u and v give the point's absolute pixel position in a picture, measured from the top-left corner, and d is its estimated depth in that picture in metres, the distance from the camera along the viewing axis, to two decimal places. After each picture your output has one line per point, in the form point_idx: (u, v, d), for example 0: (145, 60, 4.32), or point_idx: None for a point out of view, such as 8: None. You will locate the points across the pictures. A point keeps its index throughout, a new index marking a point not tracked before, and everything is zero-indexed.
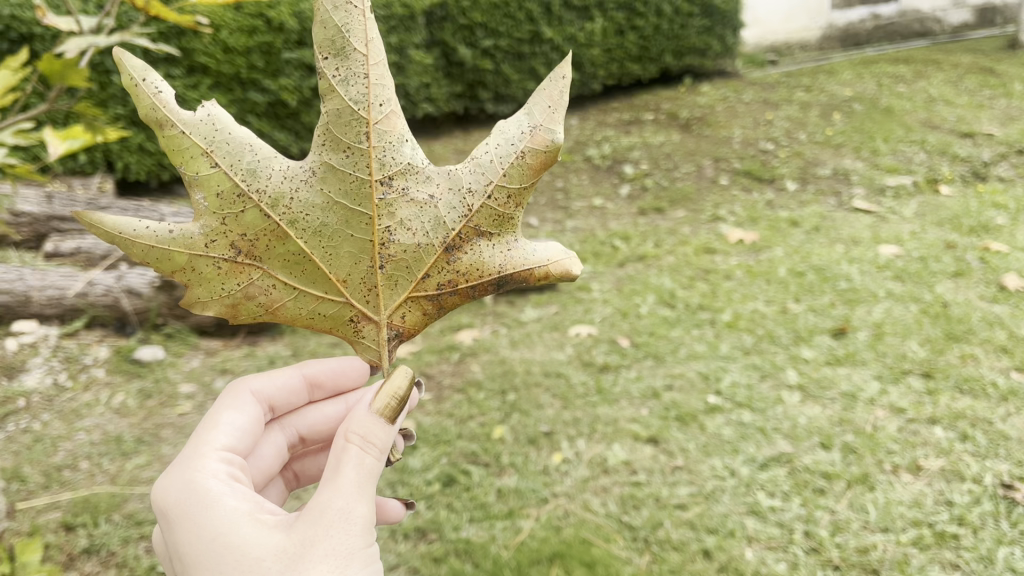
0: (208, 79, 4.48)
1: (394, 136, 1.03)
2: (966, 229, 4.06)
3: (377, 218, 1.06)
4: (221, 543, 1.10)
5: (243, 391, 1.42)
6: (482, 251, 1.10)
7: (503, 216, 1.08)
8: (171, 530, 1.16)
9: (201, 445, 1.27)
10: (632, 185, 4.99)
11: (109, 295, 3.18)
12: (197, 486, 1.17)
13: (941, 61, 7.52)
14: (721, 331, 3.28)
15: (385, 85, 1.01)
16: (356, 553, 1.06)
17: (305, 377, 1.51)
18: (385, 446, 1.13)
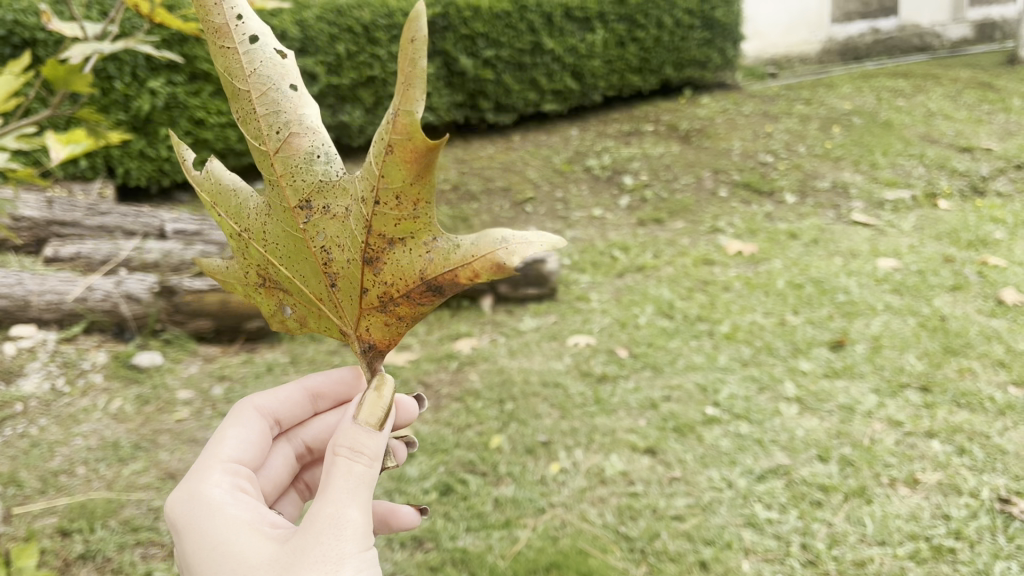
0: (210, 86, 4.51)
1: (299, 156, 0.95)
2: (964, 243, 4.08)
3: (311, 240, 0.99)
4: (222, 552, 1.12)
5: (248, 406, 1.43)
6: (401, 254, 0.96)
7: (402, 219, 0.92)
8: (178, 542, 1.19)
9: (208, 459, 1.30)
10: (631, 196, 5.00)
11: (108, 300, 3.19)
12: (202, 499, 1.20)
13: (940, 76, 7.55)
14: (720, 342, 3.28)
15: (278, 109, 0.95)
16: (349, 557, 1.05)
17: (307, 390, 1.51)
18: (379, 453, 1.08)
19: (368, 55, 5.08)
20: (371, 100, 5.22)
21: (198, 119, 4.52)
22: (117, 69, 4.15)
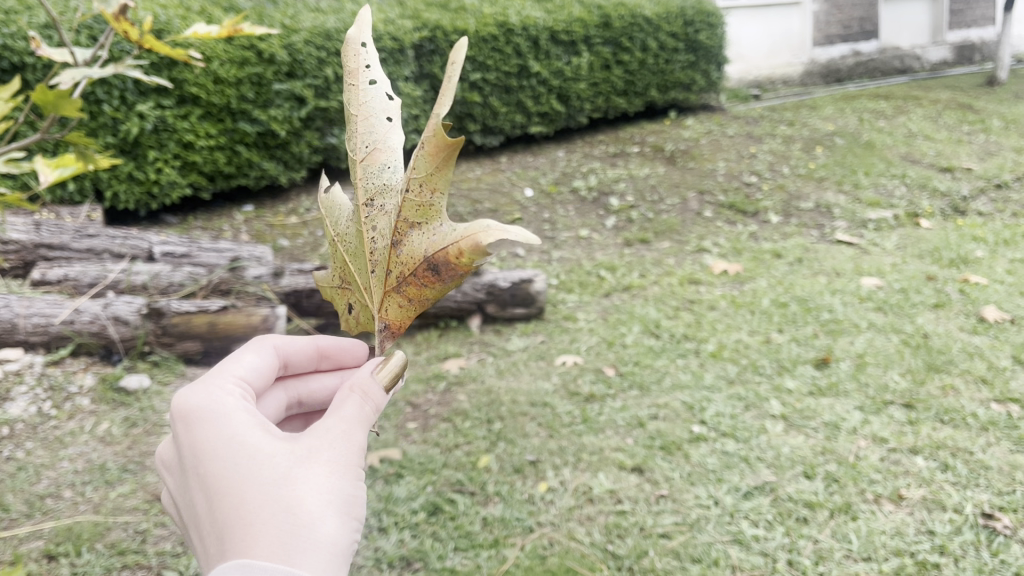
0: (198, 110, 4.52)
1: (376, 165, 1.04)
2: (946, 262, 4.13)
3: (365, 231, 1.07)
4: (234, 441, 0.97)
5: (265, 342, 1.23)
6: (414, 242, 1.03)
7: (424, 206, 1.01)
8: (184, 433, 0.99)
9: (215, 371, 1.09)
10: (617, 216, 5.04)
11: (96, 322, 3.19)
12: (209, 390, 1.04)
13: (921, 97, 7.65)
14: (706, 361, 3.31)
15: (372, 130, 1.03)
16: (338, 459, 0.98)
17: (317, 345, 1.31)
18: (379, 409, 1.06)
19: None
20: None
21: (186, 142, 4.53)
22: (105, 93, 4.17)
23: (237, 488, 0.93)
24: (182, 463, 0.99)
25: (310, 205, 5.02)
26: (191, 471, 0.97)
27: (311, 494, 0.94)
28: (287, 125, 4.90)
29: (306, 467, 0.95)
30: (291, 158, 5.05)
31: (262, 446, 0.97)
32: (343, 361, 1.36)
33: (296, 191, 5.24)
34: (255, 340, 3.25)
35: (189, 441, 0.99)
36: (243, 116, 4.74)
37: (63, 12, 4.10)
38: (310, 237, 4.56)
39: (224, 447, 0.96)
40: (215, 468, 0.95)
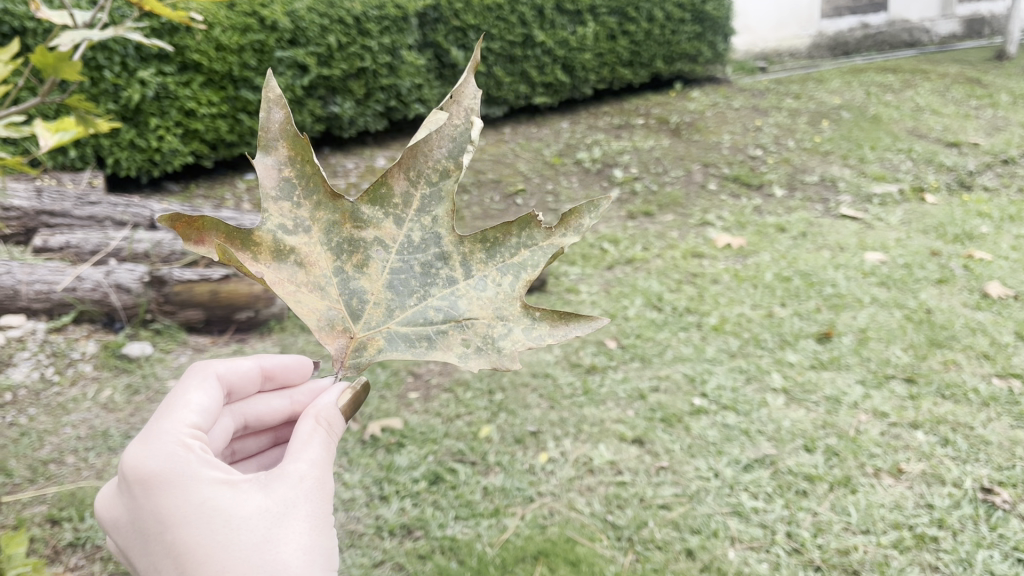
0: (200, 77, 4.48)
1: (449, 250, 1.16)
2: (951, 237, 4.12)
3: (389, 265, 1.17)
4: (210, 506, 1.07)
5: (211, 371, 1.28)
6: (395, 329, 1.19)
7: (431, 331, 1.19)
8: (150, 496, 1.07)
9: (167, 421, 1.15)
10: (621, 188, 5.01)
11: (99, 290, 3.18)
12: (166, 448, 1.10)
13: (929, 71, 7.58)
14: (708, 334, 3.31)
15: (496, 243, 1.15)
16: (313, 508, 1.11)
17: (261, 369, 1.40)
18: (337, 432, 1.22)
19: (359, 47, 5.07)
20: (362, 92, 5.20)
21: (188, 109, 4.50)
22: (106, 59, 4.12)
23: (219, 556, 1.04)
24: (147, 528, 1.08)
25: None
26: (162, 536, 1.07)
27: (300, 548, 1.07)
28: (289, 93, 4.86)
29: (285, 527, 1.07)
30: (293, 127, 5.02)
31: (237, 509, 1.07)
32: (290, 379, 1.47)
33: None
34: (257, 308, 3.29)
35: (155, 506, 1.07)
36: (244, 83, 4.70)
37: None
38: None
39: (197, 514, 1.06)
40: (191, 537, 1.05)
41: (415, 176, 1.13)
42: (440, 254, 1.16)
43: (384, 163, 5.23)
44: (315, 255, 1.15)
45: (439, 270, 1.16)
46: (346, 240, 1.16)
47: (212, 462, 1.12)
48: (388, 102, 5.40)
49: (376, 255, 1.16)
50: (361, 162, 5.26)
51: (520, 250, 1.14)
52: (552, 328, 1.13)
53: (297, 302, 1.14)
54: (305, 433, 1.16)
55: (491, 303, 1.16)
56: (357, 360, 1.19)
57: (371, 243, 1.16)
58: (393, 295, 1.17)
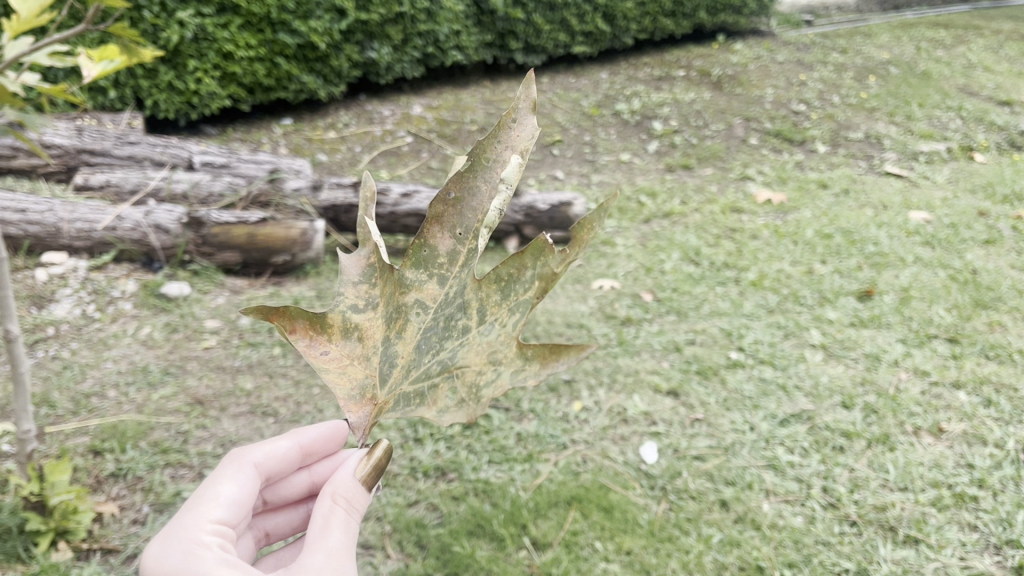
0: (238, 19, 4.43)
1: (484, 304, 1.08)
2: (1000, 197, 4.01)
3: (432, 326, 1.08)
4: None
5: (245, 461, 1.27)
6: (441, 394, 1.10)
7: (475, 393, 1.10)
8: None
9: (189, 521, 1.15)
10: (660, 141, 4.93)
11: (138, 230, 3.20)
12: (183, 546, 1.10)
13: (982, 27, 7.33)
14: (746, 289, 3.26)
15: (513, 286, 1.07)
16: None
17: (300, 446, 1.36)
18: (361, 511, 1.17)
19: None
20: (399, 37, 5.13)
21: (226, 52, 4.46)
22: None
23: None
24: None
25: (348, 121, 4.96)
26: None
27: None
28: (327, 37, 4.79)
29: None
30: (330, 72, 4.98)
31: None
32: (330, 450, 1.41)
33: (334, 107, 5.17)
34: (294, 251, 3.29)
35: None
36: (283, 27, 4.64)
37: None
38: (347, 153, 4.52)
39: None
40: None
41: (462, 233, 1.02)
42: (461, 305, 1.08)
43: (420, 111, 5.17)
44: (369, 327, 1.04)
45: (458, 321, 1.08)
46: (390, 306, 1.05)
47: (229, 560, 1.10)
48: (426, 49, 5.33)
49: (414, 318, 1.07)
50: (396, 109, 5.21)
51: (537, 282, 1.05)
52: (542, 366, 1.09)
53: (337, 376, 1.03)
54: (323, 518, 1.13)
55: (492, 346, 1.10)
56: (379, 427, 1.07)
57: (410, 306, 1.06)
58: (417, 353, 1.09)
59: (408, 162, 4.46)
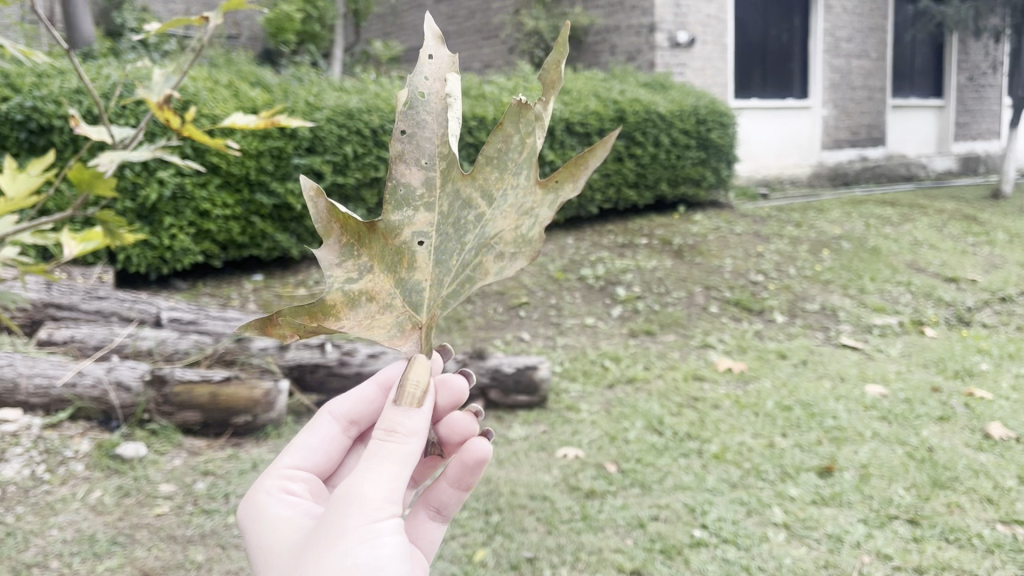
0: (217, 179, 4.58)
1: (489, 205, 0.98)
2: (951, 373, 4.13)
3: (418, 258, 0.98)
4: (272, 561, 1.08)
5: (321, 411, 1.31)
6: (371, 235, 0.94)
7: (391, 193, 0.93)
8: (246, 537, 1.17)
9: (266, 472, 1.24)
10: (624, 306, 5.06)
11: (98, 387, 3.18)
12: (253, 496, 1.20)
13: (926, 206, 7.77)
14: (708, 462, 3.28)
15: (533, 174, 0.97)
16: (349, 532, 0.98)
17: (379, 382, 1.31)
18: (416, 431, 0.99)
19: (375, 158, 5.17)
20: (374, 201, 5.27)
21: (202, 210, 4.58)
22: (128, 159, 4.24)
23: None
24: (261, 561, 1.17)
25: (319, 278, 5.03)
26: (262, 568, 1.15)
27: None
28: (304, 199, 4.93)
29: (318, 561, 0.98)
30: (304, 232, 5.09)
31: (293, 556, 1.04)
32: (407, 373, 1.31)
33: (306, 264, 5.27)
34: (255, 412, 3.24)
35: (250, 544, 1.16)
36: (260, 187, 4.79)
37: (94, 77, 4.27)
38: None
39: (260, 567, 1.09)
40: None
41: (429, 161, 0.93)
42: (463, 199, 0.97)
43: None
44: (379, 284, 0.96)
45: (467, 217, 0.97)
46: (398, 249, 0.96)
47: (292, 505, 1.17)
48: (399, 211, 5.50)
49: (420, 248, 0.97)
50: None
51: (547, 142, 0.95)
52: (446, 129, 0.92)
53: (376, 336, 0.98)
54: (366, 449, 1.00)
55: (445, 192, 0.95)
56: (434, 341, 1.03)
57: (410, 241, 0.97)
58: (438, 267, 0.99)
59: None
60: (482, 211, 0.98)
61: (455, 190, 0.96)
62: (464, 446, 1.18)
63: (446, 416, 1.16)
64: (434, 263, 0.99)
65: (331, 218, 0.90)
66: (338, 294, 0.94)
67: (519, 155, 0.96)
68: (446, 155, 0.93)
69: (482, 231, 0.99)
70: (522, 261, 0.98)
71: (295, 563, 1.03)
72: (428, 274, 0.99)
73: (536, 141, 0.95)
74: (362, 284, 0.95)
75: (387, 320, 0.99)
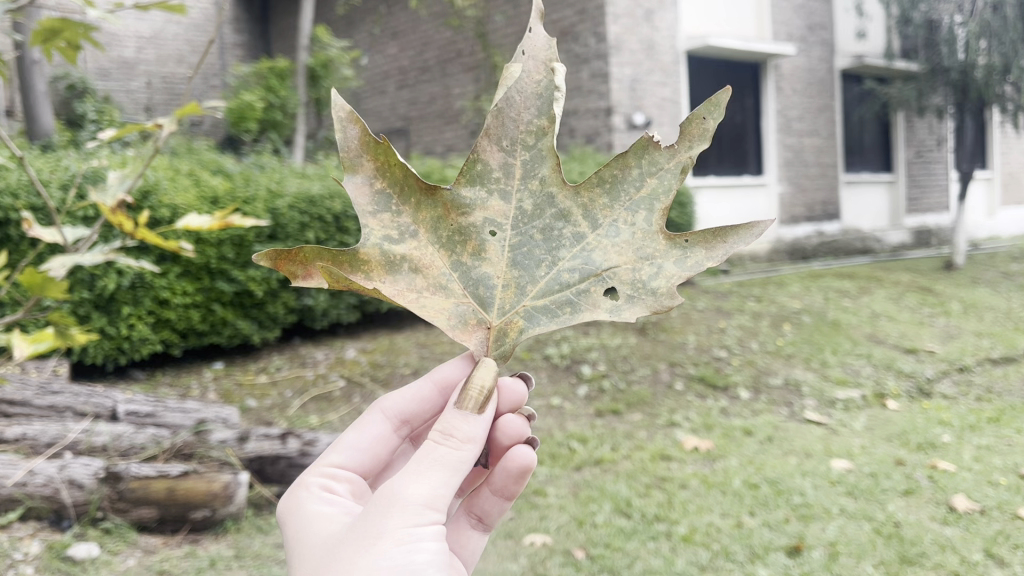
0: (177, 268, 4.56)
1: (590, 237, 1.16)
2: (914, 445, 4.16)
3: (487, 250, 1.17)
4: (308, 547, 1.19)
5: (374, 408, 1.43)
6: (427, 210, 1.16)
7: (478, 174, 1.15)
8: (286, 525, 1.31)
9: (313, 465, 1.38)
10: (589, 385, 5.06)
11: (50, 485, 3.07)
12: (298, 486, 1.33)
13: (882, 278, 7.94)
14: (677, 545, 3.24)
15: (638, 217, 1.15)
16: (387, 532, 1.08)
17: (433, 383, 1.39)
18: (472, 437, 1.13)
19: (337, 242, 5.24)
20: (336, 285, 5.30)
21: (162, 299, 4.55)
22: None
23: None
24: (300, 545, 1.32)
25: (281, 365, 4.99)
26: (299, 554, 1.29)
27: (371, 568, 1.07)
28: (265, 285, 4.93)
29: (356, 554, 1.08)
30: (266, 318, 5.06)
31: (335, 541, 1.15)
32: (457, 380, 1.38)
33: (269, 351, 5.22)
34: (214, 506, 3.17)
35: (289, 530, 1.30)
36: (221, 275, 4.78)
37: (52, 169, 4.27)
38: (279, 397, 4.51)
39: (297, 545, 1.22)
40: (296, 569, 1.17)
41: (509, 142, 1.13)
42: (560, 213, 1.16)
43: (354, 354, 5.19)
44: (427, 258, 1.17)
45: (562, 230, 1.16)
46: (455, 231, 1.17)
47: (326, 501, 1.29)
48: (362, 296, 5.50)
49: (491, 238, 1.17)
50: (330, 353, 5.26)
51: (646, 180, 1.14)
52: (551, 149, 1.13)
53: (420, 307, 1.16)
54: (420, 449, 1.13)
55: (536, 191, 1.15)
56: (500, 348, 1.19)
57: (479, 225, 1.16)
58: (521, 271, 1.17)
59: (339, 406, 4.41)
60: (584, 231, 1.16)
61: (555, 198, 1.16)
62: (509, 452, 1.32)
63: (500, 419, 1.28)
64: (514, 262, 1.17)
65: (365, 153, 1.12)
66: (377, 252, 1.15)
67: (636, 192, 1.14)
68: (528, 144, 1.13)
69: (579, 254, 1.16)
70: (642, 308, 1.14)
71: (330, 554, 1.14)
72: (500, 267, 1.18)
73: (657, 178, 1.13)
74: (403, 248, 1.16)
75: (443, 304, 1.17)
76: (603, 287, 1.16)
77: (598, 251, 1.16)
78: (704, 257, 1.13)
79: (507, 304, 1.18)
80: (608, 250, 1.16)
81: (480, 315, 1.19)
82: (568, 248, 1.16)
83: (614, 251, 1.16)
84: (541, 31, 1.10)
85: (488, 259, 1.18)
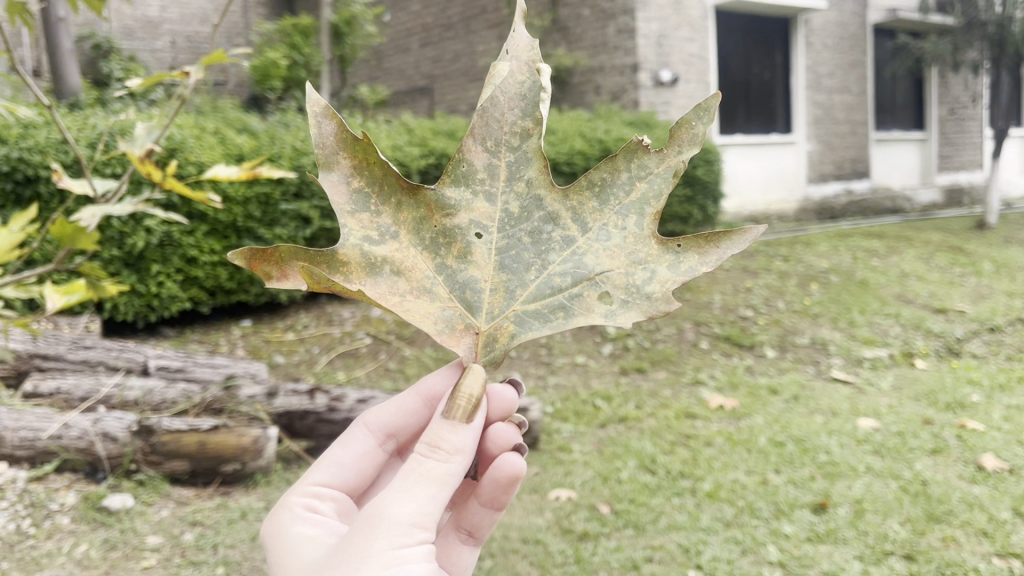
0: (204, 226, 4.57)
1: (583, 243, 1.10)
2: (943, 405, 4.13)
3: (473, 252, 1.11)
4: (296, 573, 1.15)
5: (358, 424, 1.41)
6: (409, 211, 1.09)
7: (462, 173, 1.09)
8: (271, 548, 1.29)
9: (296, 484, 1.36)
10: (614, 344, 5.06)
11: (84, 438, 3.15)
12: (281, 506, 1.31)
13: (912, 237, 7.83)
14: (702, 501, 3.25)
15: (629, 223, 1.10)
16: (374, 555, 1.04)
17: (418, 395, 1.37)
18: (460, 449, 1.07)
19: None
20: None
21: (190, 257, 4.58)
22: None
23: None
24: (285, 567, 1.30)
25: (307, 322, 5.02)
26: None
27: None
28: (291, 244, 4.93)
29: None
30: None
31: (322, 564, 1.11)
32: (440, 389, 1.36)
33: (295, 308, 5.25)
34: (244, 460, 3.21)
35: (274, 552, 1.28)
36: (248, 234, 4.79)
37: (80, 127, 4.29)
38: (306, 354, 4.55)
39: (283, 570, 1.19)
40: None
41: (494, 144, 1.09)
42: (548, 216, 1.10)
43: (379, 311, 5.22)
44: (409, 260, 1.10)
45: (551, 234, 1.11)
46: (439, 233, 1.10)
47: (308, 521, 1.27)
48: None
49: (476, 240, 1.11)
50: (356, 311, 5.28)
51: (634, 184, 1.09)
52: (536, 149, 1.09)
53: (405, 310, 1.08)
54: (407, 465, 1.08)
55: (524, 191, 1.10)
56: (489, 354, 1.11)
57: (465, 228, 1.11)
58: (509, 276, 1.11)
59: (365, 363, 4.44)
60: (575, 235, 1.10)
61: (544, 201, 1.10)
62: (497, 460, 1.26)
63: (492, 426, 1.24)
64: (501, 265, 1.11)
65: (341, 150, 1.06)
66: (356, 252, 1.07)
67: (625, 194, 1.10)
68: (512, 146, 1.09)
69: (567, 259, 1.10)
70: (638, 313, 1.08)
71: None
72: (487, 271, 1.11)
73: (648, 182, 1.09)
74: (384, 249, 1.08)
75: (428, 308, 1.10)
76: (598, 292, 1.10)
77: (590, 255, 1.10)
78: (698, 262, 1.08)
79: (494, 309, 1.11)
80: (601, 256, 1.10)
81: (467, 321, 1.11)
82: (557, 252, 1.11)
83: (605, 260, 1.10)
84: (524, 33, 1.07)
85: (472, 262, 1.11)
